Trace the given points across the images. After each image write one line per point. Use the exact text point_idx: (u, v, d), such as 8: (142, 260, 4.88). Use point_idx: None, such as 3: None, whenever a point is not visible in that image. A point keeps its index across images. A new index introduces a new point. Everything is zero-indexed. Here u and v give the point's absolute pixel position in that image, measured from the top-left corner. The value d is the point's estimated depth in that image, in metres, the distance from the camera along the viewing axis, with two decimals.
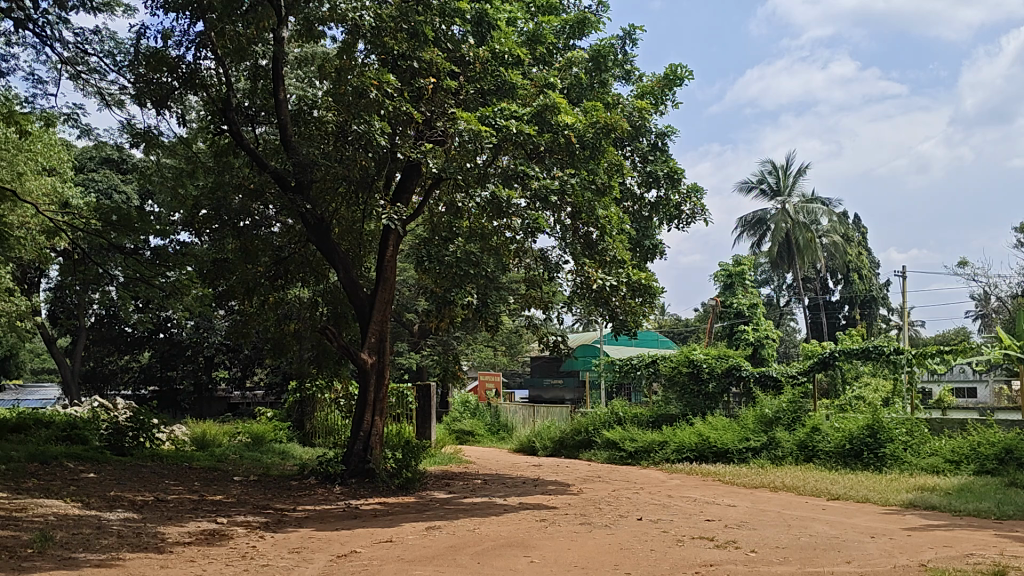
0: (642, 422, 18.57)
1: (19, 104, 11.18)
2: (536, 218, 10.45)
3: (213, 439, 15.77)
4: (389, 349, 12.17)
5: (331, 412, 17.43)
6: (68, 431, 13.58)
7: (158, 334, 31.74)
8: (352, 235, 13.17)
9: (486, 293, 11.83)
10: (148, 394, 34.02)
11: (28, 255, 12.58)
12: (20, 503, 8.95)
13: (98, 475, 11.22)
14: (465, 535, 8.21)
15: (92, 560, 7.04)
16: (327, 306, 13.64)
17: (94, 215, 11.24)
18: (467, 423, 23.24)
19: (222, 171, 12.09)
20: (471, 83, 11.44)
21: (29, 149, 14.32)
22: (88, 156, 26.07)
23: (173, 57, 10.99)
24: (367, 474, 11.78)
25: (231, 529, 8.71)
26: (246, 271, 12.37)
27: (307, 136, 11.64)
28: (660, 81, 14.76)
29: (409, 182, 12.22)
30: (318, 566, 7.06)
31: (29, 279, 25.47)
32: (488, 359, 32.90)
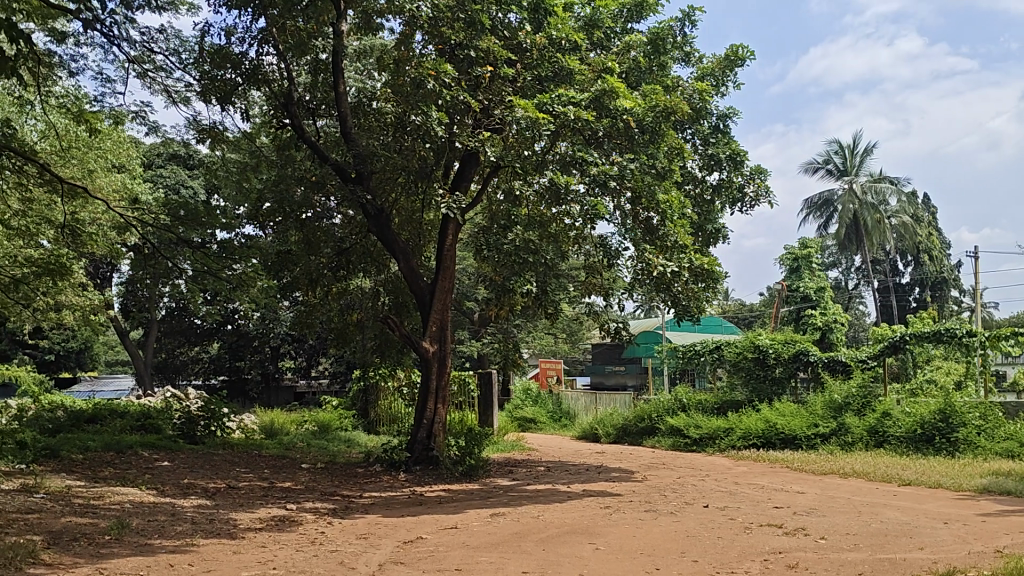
0: (706, 409, 18.37)
1: (87, 103, 11.39)
2: (596, 205, 10.41)
3: (281, 427, 16.12)
4: (451, 338, 12.23)
5: (395, 400, 17.63)
6: (143, 419, 13.92)
7: (226, 326, 32.55)
8: (412, 225, 13.30)
9: (545, 281, 11.74)
10: (218, 384, 34.97)
11: (100, 251, 12.87)
12: (98, 491, 9.26)
13: (172, 463, 11.56)
14: (529, 523, 8.22)
15: (167, 546, 7.24)
16: (389, 296, 13.83)
17: (163, 211, 11.42)
18: (530, 410, 23.31)
19: (285, 164, 12.29)
20: (528, 70, 11.43)
21: (100, 147, 14.69)
22: (156, 153, 26.87)
23: (236, 54, 11.20)
24: (431, 461, 11.90)
25: (300, 515, 8.89)
26: (308, 262, 12.66)
27: (366, 128, 11.93)
28: (721, 62, 14.54)
29: (468, 171, 12.27)
30: (385, 552, 7.16)
31: (102, 274, 26.35)
32: (550, 347, 32.92)
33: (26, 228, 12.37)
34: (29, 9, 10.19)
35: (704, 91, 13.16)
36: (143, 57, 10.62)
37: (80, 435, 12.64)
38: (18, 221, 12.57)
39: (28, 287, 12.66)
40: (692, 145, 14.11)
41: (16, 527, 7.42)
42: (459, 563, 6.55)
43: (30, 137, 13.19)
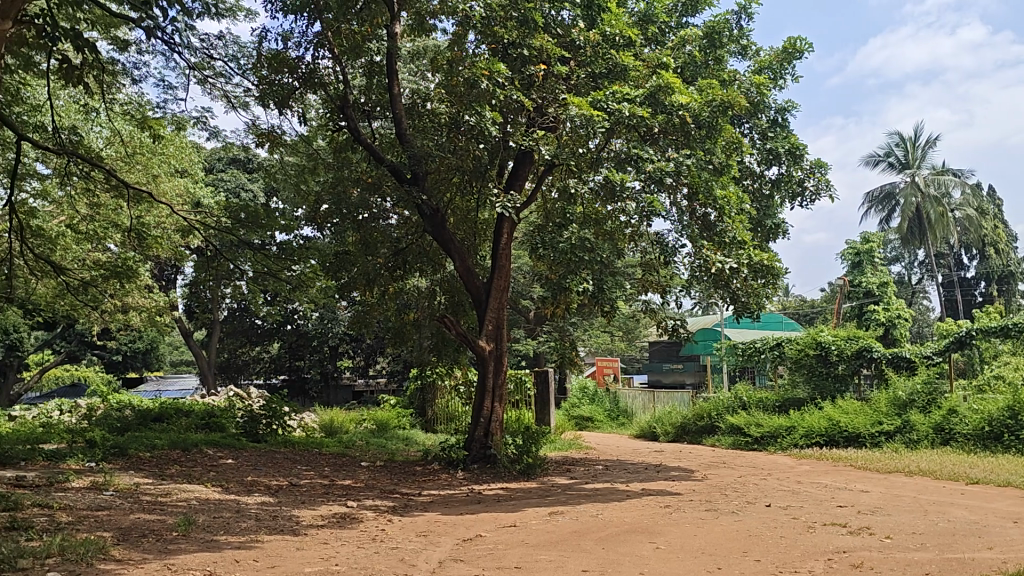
0: (767, 407, 18.12)
1: (150, 109, 11.70)
2: (651, 202, 10.38)
3: (341, 426, 16.34)
4: (507, 336, 12.26)
5: (452, 398, 17.73)
6: (207, 419, 14.28)
7: (286, 326, 33.12)
8: (468, 224, 13.36)
9: (602, 278, 11.55)
10: (279, 383, 35.62)
11: (165, 253, 13.16)
12: (165, 488, 9.50)
13: (236, 461, 11.80)
14: (589, 521, 8.21)
15: (233, 542, 7.40)
16: (445, 296, 13.90)
17: (224, 214, 11.69)
18: (587, 408, 23.27)
19: (342, 167, 12.54)
20: (582, 67, 11.40)
21: (163, 152, 15.03)
22: (217, 157, 27.50)
23: (293, 58, 11.45)
24: (488, 459, 11.95)
25: (361, 512, 9.01)
26: (365, 263, 12.73)
27: (421, 128, 11.96)
28: (779, 55, 14.33)
29: (522, 169, 12.27)
30: (445, 550, 7.21)
31: (166, 275, 27.02)
32: (606, 344, 32.93)
33: (94, 232, 12.71)
34: (93, 19, 10.44)
35: (762, 84, 12.96)
36: (203, 64, 10.82)
37: (148, 433, 12.96)
38: (87, 225, 12.93)
39: (97, 290, 13.01)
40: (751, 140, 13.96)
41: (88, 523, 7.65)
42: (519, 562, 6.57)
43: (97, 143, 13.55)
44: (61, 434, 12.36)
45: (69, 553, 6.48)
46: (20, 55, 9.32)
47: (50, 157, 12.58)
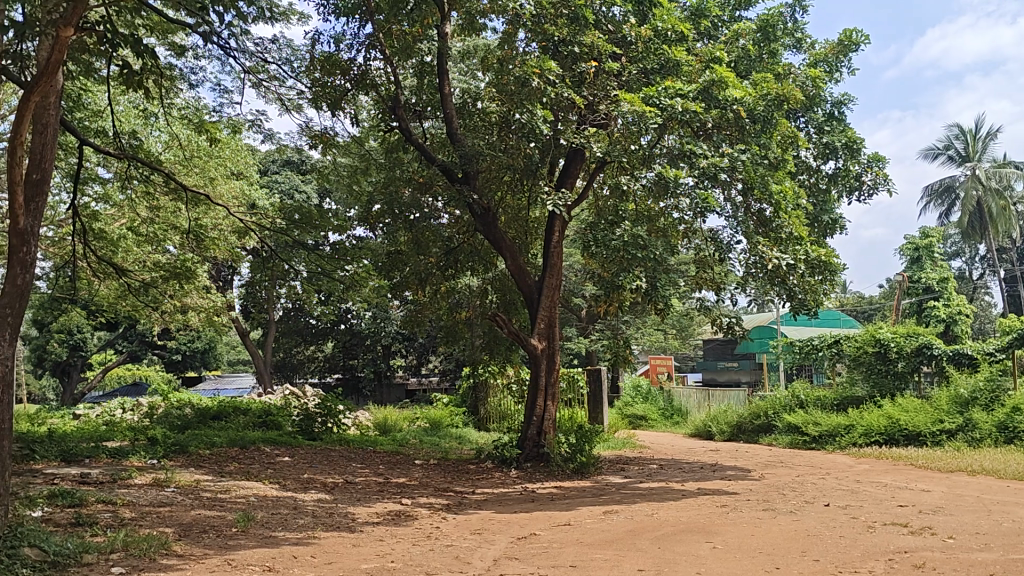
0: (826, 405, 17.83)
1: (207, 112, 11.75)
2: (705, 198, 10.29)
3: (395, 424, 16.48)
4: (559, 335, 12.24)
5: (504, 396, 17.77)
6: (266, 416, 14.68)
7: (339, 325, 33.57)
8: (519, 222, 13.38)
9: (655, 276, 11.22)
10: (334, 382, 36.30)
11: (222, 255, 13.41)
12: (225, 485, 9.68)
13: (293, 458, 11.97)
14: (645, 520, 8.17)
15: (291, 538, 7.51)
16: (497, 294, 13.93)
17: (279, 215, 11.88)
18: (641, 407, 23.14)
19: (393, 166, 12.65)
20: (634, 63, 11.36)
21: (220, 154, 15.32)
22: (271, 159, 28.03)
23: (345, 60, 11.59)
24: (541, 458, 12.00)
25: (415, 510, 9.07)
26: (418, 262, 12.85)
27: (472, 128, 12.03)
28: (834, 47, 14.10)
29: (574, 167, 12.23)
30: (500, 548, 7.22)
31: (222, 276, 27.55)
32: (660, 342, 32.72)
33: (154, 234, 13.00)
34: (151, 26, 10.68)
35: (818, 77, 12.75)
36: (258, 67, 10.98)
37: (207, 431, 13.21)
38: (147, 228, 13.23)
39: (158, 291, 13.31)
40: (806, 134, 13.78)
41: (151, 519, 7.83)
42: (574, 560, 6.56)
43: (156, 147, 13.85)
44: (124, 432, 12.75)
45: (133, 548, 6.64)
46: (81, 62, 9.64)
47: (112, 162, 12.91)
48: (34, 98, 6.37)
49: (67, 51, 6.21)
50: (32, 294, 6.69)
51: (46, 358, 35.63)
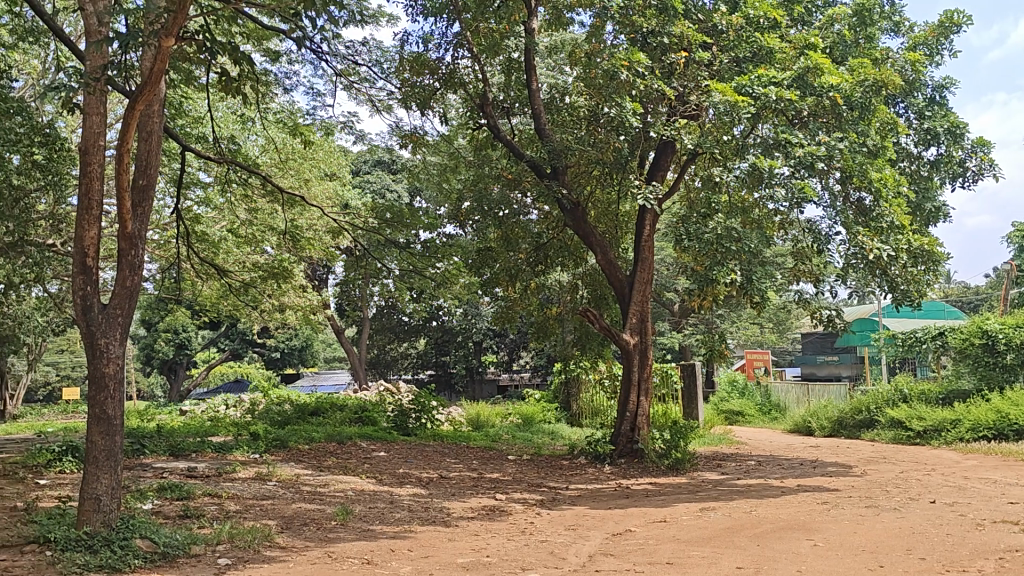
0: (931, 400, 17.15)
1: (302, 115, 11.98)
2: (802, 187, 10.05)
3: (487, 420, 16.62)
4: (651, 329, 12.12)
5: (597, 392, 17.67)
6: (361, 412, 15.00)
7: (431, 322, 34.07)
8: (609, 217, 13.32)
9: (750, 269, 11.08)
10: (427, 378, 36.85)
11: (317, 254, 13.65)
12: (324, 479, 9.93)
13: (388, 454, 12.17)
14: (742, 517, 8.00)
15: (388, 532, 7.63)
16: (587, 289, 13.90)
17: (372, 215, 11.97)
18: (737, 402, 22.73)
19: (482, 164, 12.80)
20: (725, 52, 11.13)
21: (314, 157, 15.69)
22: (363, 160, 28.65)
23: (433, 60, 11.74)
24: (635, 454, 11.91)
25: (510, 505, 9.11)
26: (507, 258, 12.98)
27: (560, 123, 12.04)
28: (934, 30, 13.54)
29: (664, 159, 12.06)
30: (595, 544, 7.19)
31: (317, 275, 28.28)
32: (754, 337, 32.10)
33: (252, 236, 13.38)
34: (247, 33, 11.02)
35: (917, 61, 12.25)
36: (349, 70, 11.19)
37: (305, 427, 13.54)
38: (247, 230, 13.66)
39: (257, 291, 13.73)
40: (906, 120, 13.28)
41: (254, 511, 8.06)
42: (670, 557, 6.47)
43: (254, 151, 14.27)
44: (228, 428, 13.22)
45: (239, 540, 6.87)
46: (184, 71, 9.99)
47: (212, 166, 13.36)
48: (138, 107, 6.64)
49: (168, 60, 6.42)
50: (140, 295, 6.92)
51: (155, 356, 37.26)
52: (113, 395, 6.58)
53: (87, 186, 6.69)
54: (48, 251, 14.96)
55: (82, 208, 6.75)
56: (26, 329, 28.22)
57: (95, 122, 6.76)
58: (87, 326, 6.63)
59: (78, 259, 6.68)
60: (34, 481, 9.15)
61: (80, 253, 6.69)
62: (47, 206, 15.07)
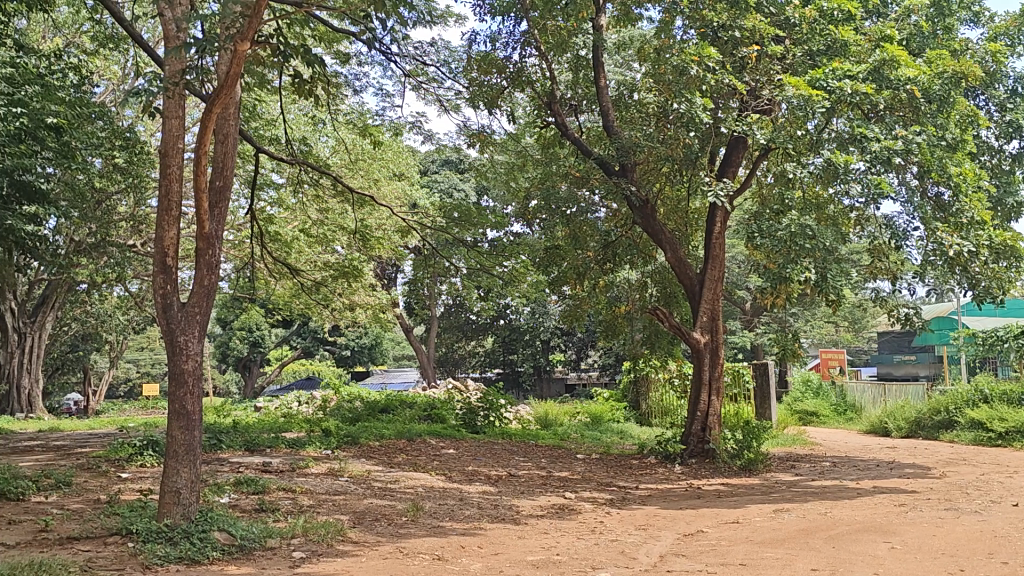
0: (1013, 400, 16.54)
1: (371, 116, 12.08)
2: (879, 183, 9.80)
3: (556, 418, 16.60)
4: (722, 328, 11.93)
5: (667, 391, 17.51)
6: (430, 410, 15.11)
7: (499, 321, 34.26)
8: (679, 214, 13.18)
9: (825, 267, 10.85)
10: (495, 376, 37.10)
11: (387, 254, 13.78)
12: (394, 476, 10.02)
13: (457, 451, 12.24)
14: (817, 519, 7.82)
15: (458, 528, 7.68)
16: (656, 287, 13.79)
17: (440, 214, 11.99)
18: (811, 402, 22.22)
19: (550, 162, 12.78)
20: (798, 45, 10.90)
21: (383, 157, 15.91)
22: (431, 160, 28.96)
23: (501, 59, 11.84)
24: (707, 454, 11.76)
25: (579, 504, 9.07)
26: (576, 256, 12.97)
27: (629, 120, 11.96)
28: (1016, 19, 13.07)
29: (734, 155, 11.90)
30: (666, 544, 7.12)
31: (386, 274, 28.64)
32: (828, 336, 31.48)
33: (324, 235, 13.56)
34: (317, 36, 11.16)
35: (998, 51, 11.85)
36: (418, 70, 11.28)
37: (375, 424, 13.71)
38: (318, 230, 13.89)
39: (328, 289, 13.94)
40: (987, 113, 12.85)
41: (327, 506, 8.20)
42: (743, 558, 6.37)
43: (325, 153, 14.51)
44: (301, 424, 13.46)
45: (312, 534, 6.99)
46: (256, 75, 10.21)
47: (284, 167, 13.63)
48: (215, 110, 6.79)
49: (243, 64, 6.54)
50: (217, 294, 7.06)
51: (230, 353, 38.23)
52: (192, 391, 6.76)
53: (167, 188, 6.85)
54: (129, 251, 15.46)
55: (162, 210, 6.91)
56: (109, 326, 29.25)
57: (174, 125, 6.93)
58: (168, 325, 6.81)
59: (158, 260, 6.85)
60: (117, 475, 9.45)
61: (160, 253, 6.85)
62: (128, 208, 15.58)
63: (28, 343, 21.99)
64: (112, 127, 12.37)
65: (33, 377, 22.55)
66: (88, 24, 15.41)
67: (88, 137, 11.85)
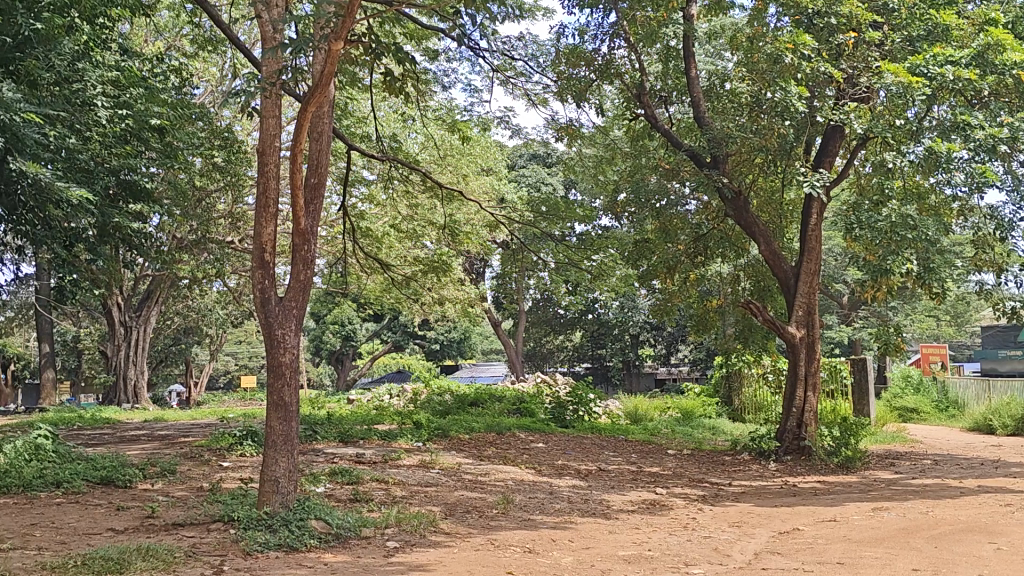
0: None
1: (459, 112, 12.18)
2: (982, 171, 9.53)
3: (646, 414, 16.50)
4: (819, 322, 11.65)
5: (760, 387, 17.15)
6: (519, 404, 15.21)
7: (588, 315, 34.36)
8: (773, 206, 12.92)
9: (927, 259, 10.48)
10: (584, 371, 37.20)
11: (476, 248, 13.86)
12: (485, 468, 10.10)
13: (547, 445, 12.26)
14: (919, 518, 7.56)
15: (549, 522, 7.69)
16: (750, 280, 13.57)
17: (528, 208, 11.95)
18: (911, 398, 21.41)
19: (640, 154, 12.70)
20: (897, 32, 10.58)
21: (471, 152, 16.06)
22: (519, 154, 29.11)
23: (589, 51, 11.84)
24: (803, 452, 11.49)
25: (671, 500, 8.98)
26: (665, 250, 12.87)
27: (720, 110, 11.81)
28: None
29: (831, 144, 11.57)
30: (760, 542, 6.98)
31: (475, 269, 28.90)
32: (930, 329, 30.40)
33: (413, 231, 13.67)
34: (407, 33, 11.29)
35: None
36: (506, 65, 11.30)
37: (465, 417, 13.85)
38: (408, 225, 14.12)
39: (419, 284, 14.14)
40: None
41: (420, 498, 8.31)
42: (841, 557, 6.19)
43: (414, 149, 14.68)
44: (393, 416, 13.70)
45: (406, 524, 7.10)
46: (347, 73, 10.37)
47: (375, 164, 13.87)
48: (310, 110, 6.92)
49: (337, 63, 6.64)
50: (313, 289, 7.20)
51: (323, 346, 39.15)
52: (290, 382, 6.91)
53: (264, 186, 7.02)
54: (228, 248, 16.00)
55: (260, 208, 7.08)
56: (209, 320, 30.31)
57: (271, 124, 7.10)
58: (266, 318, 6.97)
59: (257, 255, 7.02)
60: (219, 464, 9.77)
61: (259, 249, 7.03)
62: (228, 205, 16.14)
63: (134, 336, 22.92)
64: (211, 127, 12.79)
65: (139, 369, 23.43)
66: (189, 28, 15.98)
67: (189, 137, 12.27)
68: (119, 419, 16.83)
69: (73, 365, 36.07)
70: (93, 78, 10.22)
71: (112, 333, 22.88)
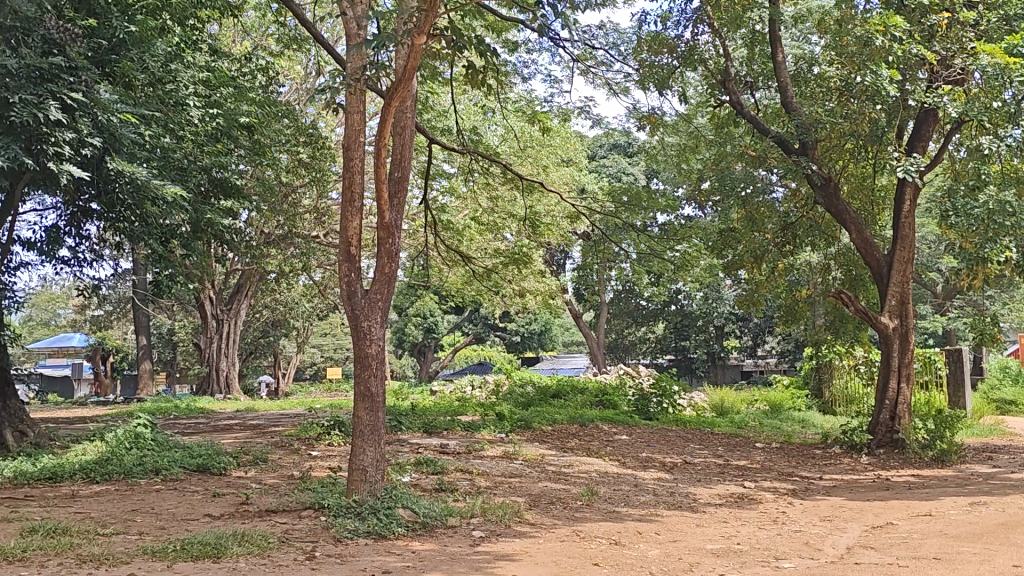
0: None
1: (539, 103, 12.13)
2: None
3: (732, 407, 16.24)
4: (914, 311, 11.27)
5: (851, 379, 16.67)
6: (602, 395, 15.13)
7: (670, 307, 34.07)
8: (864, 192, 12.53)
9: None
10: (666, 363, 36.89)
11: (558, 239, 13.86)
12: (568, 460, 10.09)
13: (631, 437, 12.18)
14: (1020, 514, 7.24)
15: (634, 514, 7.64)
16: (841, 269, 13.22)
17: (609, 199, 11.82)
18: (1012, 391, 20.52)
19: (724, 143, 12.49)
20: (994, 10, 10.12)
21: (552, 143, 16.01)
22: (599, 144, 28.98)
23: (672, 38, 11.69)
24: (897, 445, 11.10)
25: (759, 494, 8.80)
26: (752, 239, 12.38)
27: (808, 95, 11.54)
28: None
29: (924, 128, 11.18)
30: (853, 536, 6.81)
31: (556, 260, 28.89)
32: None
33: (494, 223, 13.72)
34: (488, 25, 11.34)
35: None
36: (586, 55, 11.22)
37: (548, 409, 13.85)
38: (489, 217, 14.16)
39: (501, 276, 14.20)
40: None
41: (504, 488, 8.34)
42: (937, 552, 5.98)
43: (495, 142, 14.71)
44: (477, 408, 13.80)
45: (491, 514, 7.13)
46: (429, 67, 10.54)
47: (456, 157, 13.97)
48: (393, 104, 6.98)
49: (420, 56, 6.69)
50: (398, 280, 7.23)
51: (405, 339, 39.68)
52: (375, 372, 6.97)
53: (350, 181, 7.08)
54: (314, 242, 16.34)
55: (346, 202, 7.17)
56: (296, 313, 31.07)
57: (356, 120, 7.14)
58: (352, 310, 7.04)
59: (343, 249, 7.10)
60: (308, 453, 9.99)
61: (345, 243, 7.10)
62: (314, 200, 16.48)
63: (226, 329, 23.62)
64: (296, 123, 13.04)
65: (232, 361, 24.17)
66: (275, 26, 16.35)
67: (275, 134, 12.54)
68: (213, 410, 17.41)
69: (169, 357, 37.51)
70: (186, 79, 10.50)
71: (205, 326, 23.63)
